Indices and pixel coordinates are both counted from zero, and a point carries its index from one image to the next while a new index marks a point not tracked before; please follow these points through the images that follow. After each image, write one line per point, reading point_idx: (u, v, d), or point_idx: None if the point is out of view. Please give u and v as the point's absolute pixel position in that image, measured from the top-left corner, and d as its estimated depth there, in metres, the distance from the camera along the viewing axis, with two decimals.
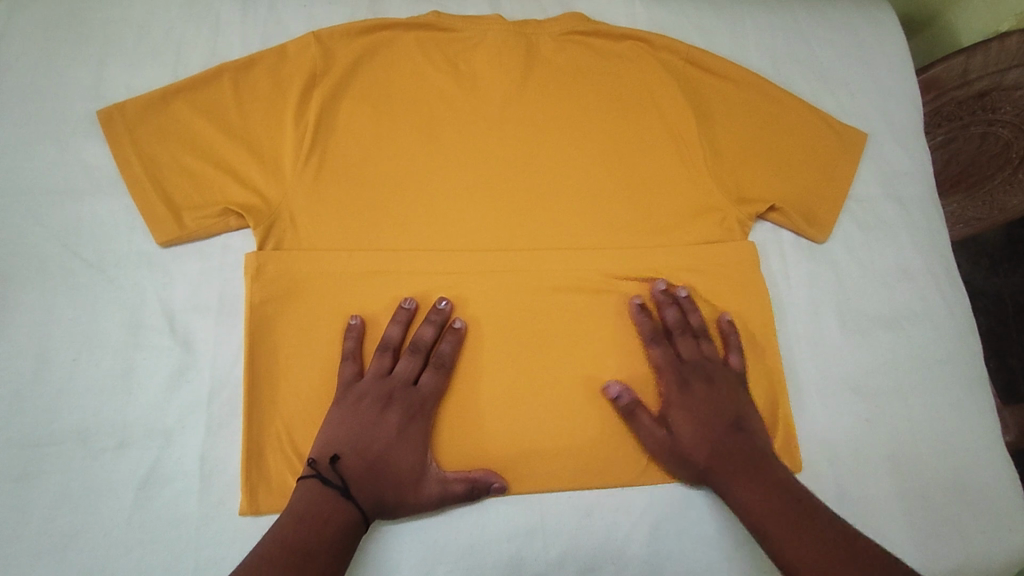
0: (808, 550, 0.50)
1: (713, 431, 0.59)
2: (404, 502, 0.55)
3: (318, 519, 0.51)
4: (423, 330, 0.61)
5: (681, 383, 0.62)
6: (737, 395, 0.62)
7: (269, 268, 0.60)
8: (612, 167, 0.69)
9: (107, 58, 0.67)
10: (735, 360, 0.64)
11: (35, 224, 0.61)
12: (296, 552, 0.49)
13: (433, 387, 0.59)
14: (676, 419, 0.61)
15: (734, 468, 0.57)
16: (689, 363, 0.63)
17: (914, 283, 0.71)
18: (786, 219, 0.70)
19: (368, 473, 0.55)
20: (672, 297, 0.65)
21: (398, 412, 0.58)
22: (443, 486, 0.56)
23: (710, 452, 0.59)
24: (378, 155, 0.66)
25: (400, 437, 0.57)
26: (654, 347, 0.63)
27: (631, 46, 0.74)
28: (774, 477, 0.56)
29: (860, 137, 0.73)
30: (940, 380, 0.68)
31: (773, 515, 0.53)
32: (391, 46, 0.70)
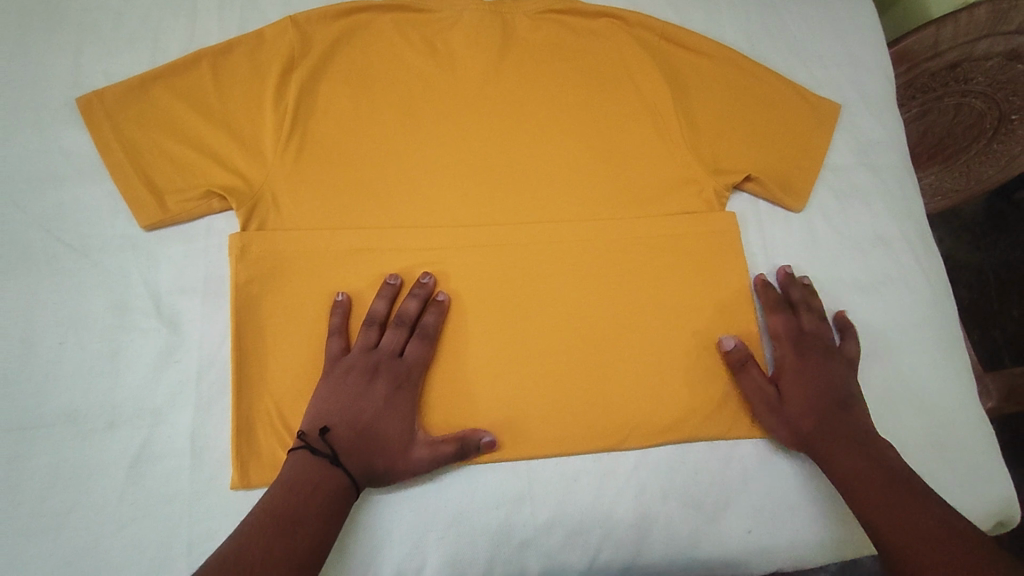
0: (919, 523, 0.51)
1: (821, 398, 0.62)
2: (394, 469, 0.56)
3: (307, 487, 0.53)
4: (407, 304, 0.62)
5: (798, 352, 0.66)
6: (849, 378, 0.64)
7: (252, 248, 0.61)
8: (591, 142, 0.71)
9: (84, 46, 0.67)
10: (851, 347, 0.67)
11: (18, 212, 0.61)
12: (284, 519, 0.50)
13: (419, 357, 0.61)
14: (788, 382, 0.64)
15: (837, 434, 0.60)
16: (811, 336, 0.66)
17: (889, 249, 0.72)
18: (762, 188, 0.71)
19: (357, 442, 0.56)
20: (790, 279, 0.69)
21: (385, 383, 0.59)
22: (430, 451, 0.57)
23: (816, 416, 0.61)
24: (359, 136, 0.67)
25: (388, 408, 0.58)
26: (776, 314, 0.67)
27: (607, 22, 0.74)
28: (878, 453, 0.58)
29: (833, 107, 0.75)
30: (919, 340, 0.70)
31: (877, 489, 0.55)
32: (368, 28, 0.71)
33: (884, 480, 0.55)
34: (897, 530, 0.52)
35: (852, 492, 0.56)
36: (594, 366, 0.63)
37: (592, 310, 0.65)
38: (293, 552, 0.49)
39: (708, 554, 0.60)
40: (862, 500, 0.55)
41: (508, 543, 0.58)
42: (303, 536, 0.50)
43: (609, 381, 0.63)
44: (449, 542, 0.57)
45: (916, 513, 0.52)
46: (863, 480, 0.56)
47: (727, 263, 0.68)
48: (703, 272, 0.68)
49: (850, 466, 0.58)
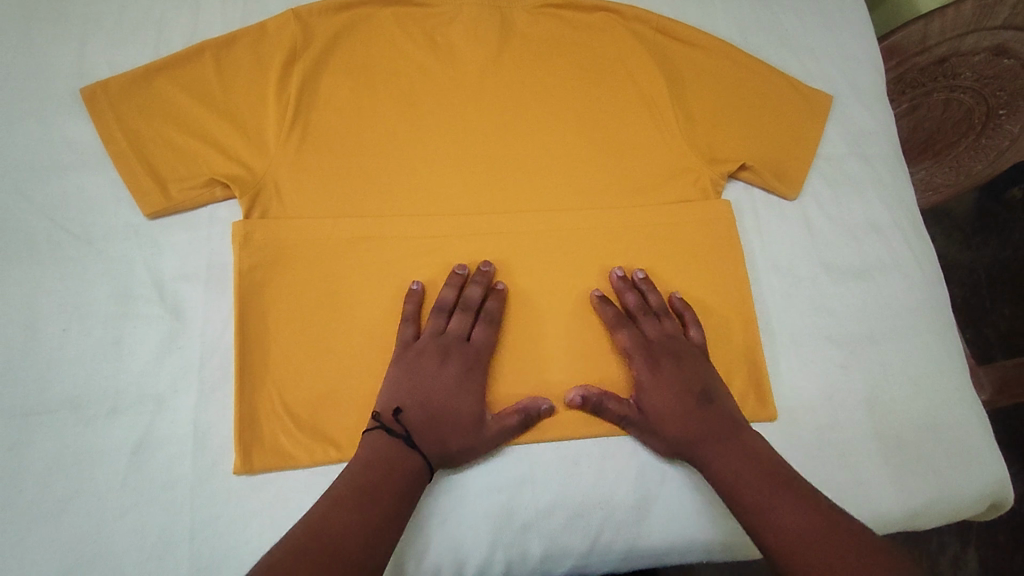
0: (791, 519, 0.50)
1: (683, 405, 0.60)
2: (470, 446, 0.57)
3: (385, 464, 0.53)
4: (471, 290, 0.63)
5: (652, 362, 0.62)
6: (706, 370, 0.62)
7: (256, 235, 0.62)
8: (589, 132, 0.72)
9: (88, 38, 0.68)
10: (695, 333, 0.65)
11: (21, 200, 0.61)
12: (366, 496, 0.51)
13: (485, 341, 0.62)
14: (651, 398, 0.61)
15: (712, 439, 0.57)
16: (657, 341, 0.63)
17: (882, 237, 0.74)
18: (757, 177, 0.72)
19: (433, 423, 0.57)
20: (626, 282, 0.66)
21: (456, 365, 0.60)
22: (500, 425, 0.59)
23: (684, 426, 0.59)
24: (360, 127, 0.68)
25: (458, 389, 0.59)
26: (619, 333, 0.64)
27: (603, 16, 0.76)
28: (751, 450, 0.56)
29: (825, 99, 0.76)
30: (912, 325, 0.71)
31: (751, 488, 0.53)
32: (370, 22, 0.72)
33: (757, 478, 0.54)
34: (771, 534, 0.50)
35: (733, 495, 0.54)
36: (593, 351, 0.64)
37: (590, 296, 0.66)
38: (375, 527, 0.49)
39: (707, 537, 0.60)
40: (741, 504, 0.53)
41: (511, 525, 0.58)
42: (383, 512, 0.50)
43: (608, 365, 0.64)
44: (452, 525, 0.57)
45: (785, 512, 0.51)
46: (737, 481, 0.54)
47: (725, 251, 0.69)
48: (701, 258, 0.69)
49: (727, 465, 0.56)
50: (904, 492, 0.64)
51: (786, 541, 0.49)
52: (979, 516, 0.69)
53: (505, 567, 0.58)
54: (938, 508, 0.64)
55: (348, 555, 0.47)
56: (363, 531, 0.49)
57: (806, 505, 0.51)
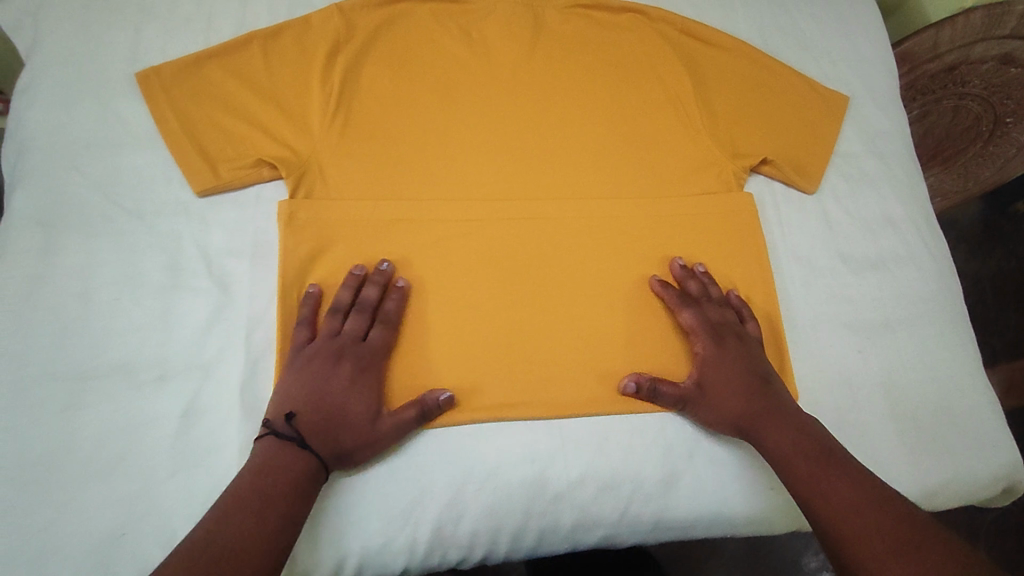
0: (844, 493, 0.54)
1: (745, 383, 0.63)
2: (364, 446, 0.57)
3: (278, 470, 0.53)
4: (368, 291, 0.63)
5: (717, 340, 0.65)
6: (763, 359, 0.65)
7: (300, 215, 0.65)
8: (616, 126, 0.75)
9: (142, 26, 0.71)
10: (752, 327, 0.67)
11: (78, 176, 0.64)
12: (265, 503, 0.51)
13: (383, 341, 0.62)
14: (713, 374, 0.63)
15: (771, 417, 0.60)
16: (720, 322, 0.66)
17: (897, 230, 0.77)
18: (777, 171, 0.75)
19: (324, 424, 0.56)
20: (687, 271, 0.69)
21: (350, 366, 0.59)
22: (395, 419, 0.58)
23: (745, 402, 0.61)
24: (399, 115, 0.71)
25: (351, 389, 0.58)
26: (684, 312, 0.66)
27: (630, 17, 0.79)
28: (808, 428, 0.60)
29: (841, 99, 0.79)
30: (926, 314, 0.73)
31: (804, 463, 0.57)
32: (409, 17, 0.75)
33: (813, 453, 0.57)
34: (823, 507, 0.54)
35: (785, 467, 0.58)
36: (621, 333, 0.67)
37: (617, 280, 0.69)
38: (275, 532, 0.50)
39: (732, 510, 0.62)
40: (792, 476, 0.57)
41: (543, 494, 0.60)
42: (281, 519, 0.51)
43: (635, 346, 0.67)
44: (486, 493, 0.59)
45: (838, 489, 0.54)
46: (790, 456, 0.58)
47: (747, 241, 0.72)
48: (725, 246, 0.72)
49: (785, 440, 0.59)
50: (921, 473, 0.66)
51: (839, 517, 0.52)
52: (993, 499, 0.72)
53: (538, 534, 0.60)
54: (953, 489, 0.66)
55: (249, 563, 0.48)
56: (263, 539, 0.49)
57: (857, 478, 0.55)
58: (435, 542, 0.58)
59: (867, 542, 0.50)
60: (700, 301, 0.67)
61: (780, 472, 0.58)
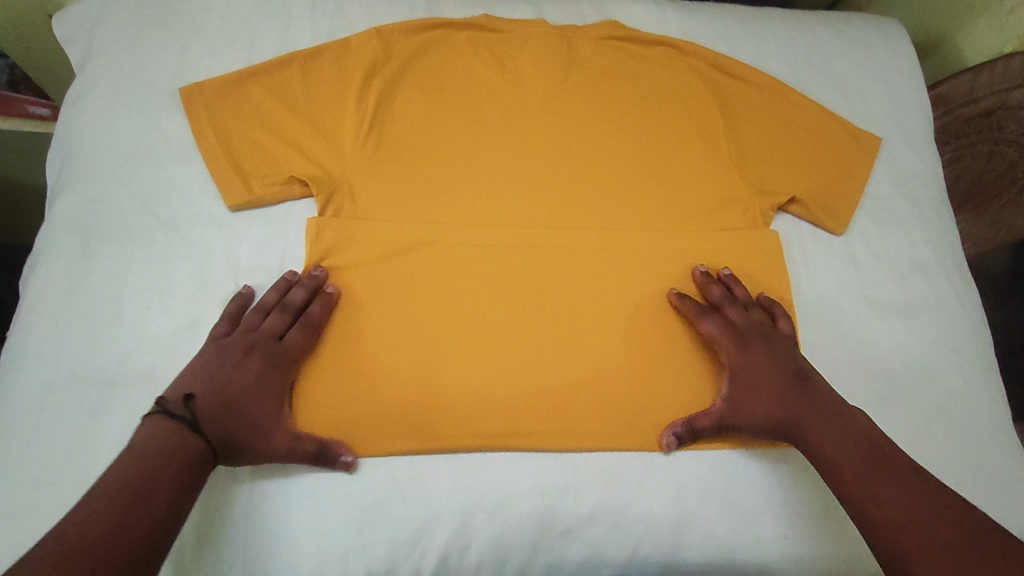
0: (897, 498, 0.55)
1: (777, 385, 0.64)
2: (264, 444, 0.57)
3: (160, 453, 0.53)
4: (294, 293, 0.64)
5: (742, 346, 0.66)
6: (794, 354, 0.66)
7: (327, 233, 0.66)
8: (643, 158, 0.75)
9: (188, 43, 0.73)
10: (783, 323, 0.68)
11: (118, 186, 0.67)
12: (145, 488, 0.51)
13: (299, 344, 0.63)
14: (742, 382, 0.65)
15: (810, 418, 0.62)
16: (744, 326, 0.67)
17: (925, 276, 0.76)
18: (805, 211, 0.75)
19: (220, 412, 0.57)
20: (708, 278, 0.70)
21: (259, 361, 0.60)
22: (294, 440, 0.58)
23: (780, 407, 0.63)
24: (430, 140, 0.72)
25: (258, 386, 0.59)
26: (705, 321, 0.67)
27: (663, 51, 0.80)
28: (850, 425, 0.61)
29: (874, 141, 0.79)
30: (953, 364, 0.72)
31: (853, 465, 0.58)
32: (444, 43, 0.76)
33: (859, 453, 0.59)
34: (877, 513, 0.55)
35: (835, 470, 0.59)
36: (638, 367, 0.67)
37: (638, 312, 0.69)
38: (154, 522, 0.50)
39: (743, 556, 0.62)
40: (842, 481, 0.58)
41: (552, 528, 0.61)
42: (162, 505, 0.51)
43: (651, 379, 0.66)
44: (494, 524, 0.60)
45: (890, 489, 0.56)
46: (840, 460, 0.59)
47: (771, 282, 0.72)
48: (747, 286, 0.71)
49: (826, 441, 0.60)
50: None
51: (889, 515, 0.55)
52: None
53: (544, 567, 0.61)
54: None
55: (120, 549, 0.48)
56: (139, 524, 0.49)
57: (909, 481, 0.56)
58: (441, 569, 0.59)
59: (923, 549, 0.52)
60: (722, 307, 0.68)
61: (826, 474, 0.60)
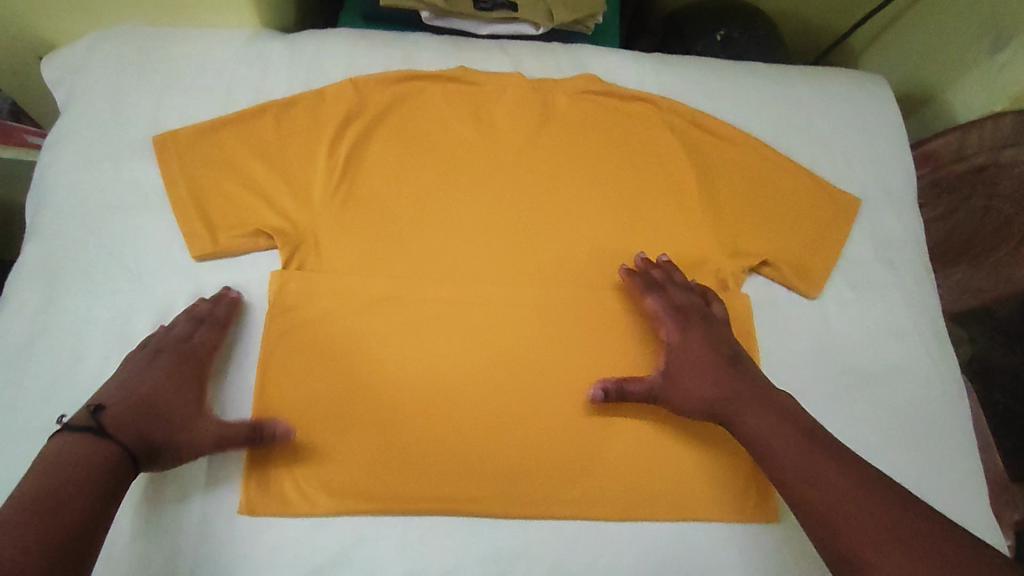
0: (836, 477, 0.56)
1: (710, 364, 0.64)
2: (182, 438, 0.58)
3: (70, 466, 0.52)
4: (199, 304, 0.65)
5: (681, 324, 0.67)
6: (728, 336, 0.67)
7: (292, 286, 0.67)
8: (615, 215, 0.74)
9: (166, 93, 0.75)
10: (717, 307, 0.69)
11: (88, 234, 0.68)
12: (60, 500, 0.50)
13: (207, 339, 0.64)
14: (680, 359, 0.66)
15: (744, 398, 0.62)
16: (685, 305, 0.68)
17: (902, 343, 0.74)
18: (778, 273, 0.73)
19: (132, 414, 0.57)
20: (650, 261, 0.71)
21: (168, 360, 0.61)
22: (220, 426, 0.60)
23: (714, 386, 0.63)
24: (398, 192, 0.72)
25: (171, 381, 0.60)
26: (649, 298, 0.68)
27: (640, 106, 0.79)
28: (781, 409, 0.61)
29: (853, 203, 0.77)
30: (927, 437, 0.70)
31: (786, 446, 0.59)
32: (418, 95, 0.77)
33: (792, 435, 0.59)
34: (813, 495, 0.56)
35: (768, 451, 0.60)
36: (596, 432, 0.66)
37: (601, 373, 0.68)
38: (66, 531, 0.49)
39: None
40: (778, 462, 0.59)
41: None
42: (72, 513, 0.50)
43: (611, 444, 0.66)
44: None
45: (826, 470, 0.56)
46: (776, 443, 0.59)
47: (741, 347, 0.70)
48: None
49: (761, 422, 0.61)
50: None
51: (831, 501, 0.55)
52: None
53: None
54: None
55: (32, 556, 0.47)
56: (58, 535, 0.49)
57: (845, 461, 0.57)
58: None
59: (860, 527, 0.53)
60: (667, 287, 0.69)
61: (759, 454, 0.60)
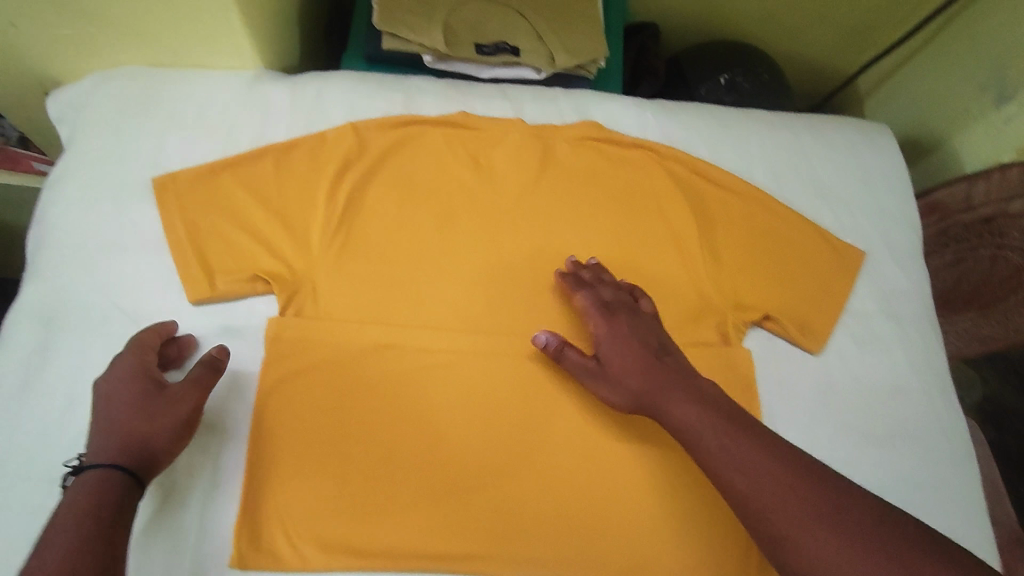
0: (760, 464, 0.54)
1: (638, 354, 0.63)
2: (158, 432, 0.58)
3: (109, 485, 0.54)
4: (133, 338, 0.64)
5: (608, 318, 0.66)
6: (656, 327, 0.66)
7: (286, 333, 0.66)
8: (614, 263, 0.74)
9: (168, 134, 0.76)
10: (644, 303, 0.69)
11: (85, 276, 0.68)
12: (70, 546, 0.49)
13: (143, 342, 0.62)
14: (608, 351, 0.65)
15: (667, 385, 0.60)
16: (613, 300, 0.67)
17: (909, 401, 0.72)
18: (781, 328, 0.72)
19: (105, 441, 0.56)
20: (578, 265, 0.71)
21: (109, 380, 0.60)
22: (185, 386, 0.60)
23: (641, 374, 0.62)
24: (396, 237, 0.72)
25: (117, 394, 0.59)
26: (578, 295, 0.68)
27: (641, 153, 0.79)
28: (706, 396, 0.59)
29: (857, 255, 0.76)
30: (935, 500, 0.68)
31: (711, 434, 0.56)
32: (419, 139, 0.76)
33: (718, 422, 0.57)
34: (740, 483, 0.53)
35: (692, 437, 0.57)
36: (593, 490, 0.65)
37: (597, 428, 0.67)
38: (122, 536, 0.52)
39: None
40: (704, 451, 0.56)
41: None
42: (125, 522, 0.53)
43: (609, 502, 0.64)
44: None
45: (750, 456, 0.54)
46: (702, 434, 0.56)
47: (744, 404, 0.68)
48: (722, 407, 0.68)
49: (686, 411, 0.58)
50: None
51: (758, 490, 0.52)
52: None
53: None
54: None
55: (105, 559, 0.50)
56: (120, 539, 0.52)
57: (770, 447, 0.55)
58: None
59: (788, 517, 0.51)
60: (594, 285, 0.69)
61: (686, 442, 0.58)
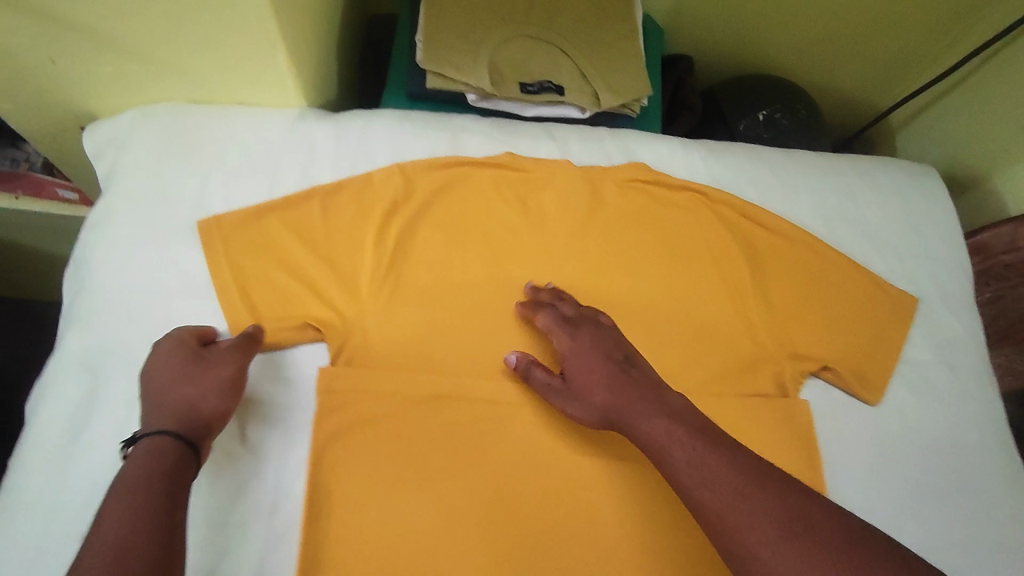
0: (725, 476, 0.52)
1: (603, 369, 0.63)
2: (207, 395, 0.59)
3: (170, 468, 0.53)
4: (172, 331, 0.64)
5: (572, 335, 0.65)
6: (622, 341, 0.66)
7: (338, 385, 0.64)
8: (666, 309, 0.72)
9: (211, 174, 0.74)
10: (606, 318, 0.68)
11: (131, 323, 0.66)
12: (126, 517, 0.49)
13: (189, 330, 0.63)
14: (574, 369, 0.64)
15: (632, 400, 0.59)
16: (576, 317, 0.67)
17: (968, 454, 0.71)
18: (837, 378, 0.71)
19: (160, 410, 0.57)
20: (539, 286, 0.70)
21: (156, 359, 0.61)
22: (228, 354, 0.61)
23: (606, 392, 0.61)
24: (446, 283, 0.71)
25: (167, 368, 0.60)
26: (540, 315, 0.67)
27: (691, 197, 0.78)
28: (671, 410, 0.58)
29: (910, 302, 0.75)
30: (1001, 556, 0.67)
31: (677, 449, 0.55)
32: (467, 181, 0.75)
33: (685, 435, 0.56)
34: (703, 495, 0.52)
35: (657, 453, 0.56)
36: (651, 547, 0.64)
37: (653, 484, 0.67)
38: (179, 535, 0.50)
39: None
40: (671, 464, 0.55)
41: None
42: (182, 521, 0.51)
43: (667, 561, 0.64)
44: None
45: (715, 467, 0.53)
46: (668, 448, 0.55)
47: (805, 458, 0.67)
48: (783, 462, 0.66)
49: (653, 426, 0.57)
50: None
51: (721, 506, 0.51)
52: None
53: None
54: None
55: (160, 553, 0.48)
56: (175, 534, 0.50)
57: (733, 459, 0.54)
58: None
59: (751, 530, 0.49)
60: (557, 303, 0.68)
61: (653, 457, 0.57)
